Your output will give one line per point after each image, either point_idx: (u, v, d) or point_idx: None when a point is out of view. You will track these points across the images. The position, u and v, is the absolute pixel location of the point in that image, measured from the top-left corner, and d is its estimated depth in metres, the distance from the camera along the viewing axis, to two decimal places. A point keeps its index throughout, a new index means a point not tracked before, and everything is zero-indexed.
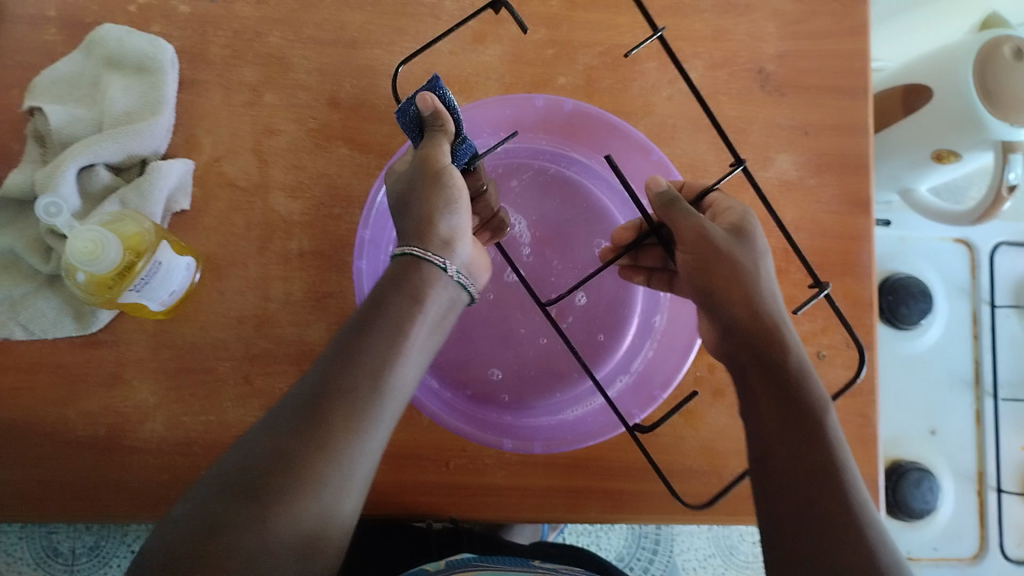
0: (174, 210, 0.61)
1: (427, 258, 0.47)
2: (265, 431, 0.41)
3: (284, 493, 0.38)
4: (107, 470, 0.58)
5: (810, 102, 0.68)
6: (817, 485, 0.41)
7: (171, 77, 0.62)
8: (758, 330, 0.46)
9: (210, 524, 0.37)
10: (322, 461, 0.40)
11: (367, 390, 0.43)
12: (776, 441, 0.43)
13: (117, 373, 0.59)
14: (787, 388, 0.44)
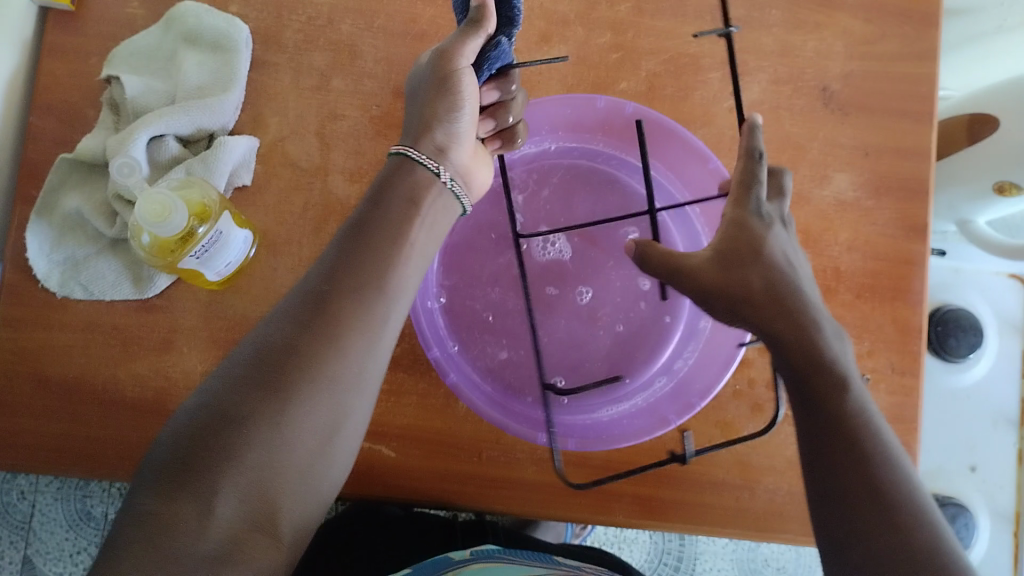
0: (236, 185, 0.62)
1: (421, 162, 0.49)
2: (274, 326, 0.43)
3: (291, 383, 0.41)
4: (152, 432, 0.60)
5: (873, 124, 0.67)
6: (870, 509, 0.43)
7: (244, 56, 0.64)
8: (819, 377, 0.47)
9: (224, 413, 0.40)
10: (330, 353, 0.42)
11: (370, 287, 0.44)
12: (849, 464, 0.44)
13: (169, 339, 0.61)
14: (820, 406, 0.46)
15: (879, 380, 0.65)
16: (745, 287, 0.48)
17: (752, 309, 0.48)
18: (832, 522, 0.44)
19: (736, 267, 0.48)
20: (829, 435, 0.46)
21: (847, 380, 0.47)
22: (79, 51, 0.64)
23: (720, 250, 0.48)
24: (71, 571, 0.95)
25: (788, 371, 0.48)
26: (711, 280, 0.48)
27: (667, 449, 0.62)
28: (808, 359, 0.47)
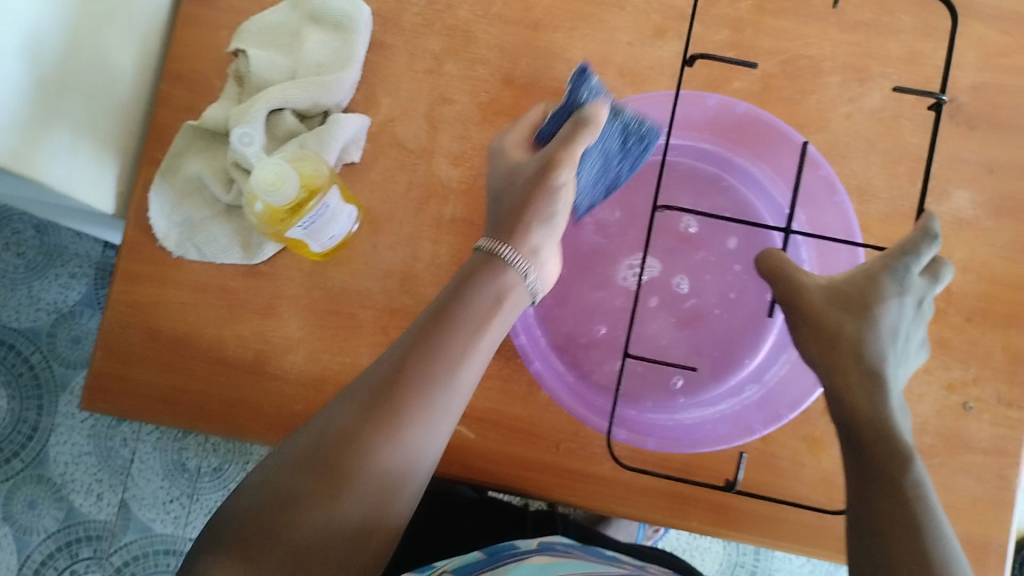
0: (345, 161, 0.64)
1: (513, 265, 0.50)
2: (343, 407, 0.44)
3: (347, 465, 0.42)
4: (249, 391, 0.63)
5: (1001, 140, 0.64)
6: (907, 568, 0.40)
7: (364, 36, 0.65)
8: (879, 440, 0.45)
9: (282, 494, 0.41)
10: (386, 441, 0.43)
11: (437, 376, 0.45)
12: (896, 522, 0.42)
13: (271, 304, 0.64)
14: (871, 459, 0.44)
15: (983, 409, 0.63)
16: (834, 330, 0.48)
17: (835, 350, 0.48)
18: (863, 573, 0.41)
19: (841, 309, 0.49)
20: (874, 492, 0.43)
21: (908, 452, 0.44)
22: (210, 24, 0.67)
23: (834, 290, 0.50)
24: (163, 519, 1.00)
25: (846, 426, 0.47)
26: (816, 312, 0.49)
27: (748, 459, 0.61)
28: (872, 423, 0.46)
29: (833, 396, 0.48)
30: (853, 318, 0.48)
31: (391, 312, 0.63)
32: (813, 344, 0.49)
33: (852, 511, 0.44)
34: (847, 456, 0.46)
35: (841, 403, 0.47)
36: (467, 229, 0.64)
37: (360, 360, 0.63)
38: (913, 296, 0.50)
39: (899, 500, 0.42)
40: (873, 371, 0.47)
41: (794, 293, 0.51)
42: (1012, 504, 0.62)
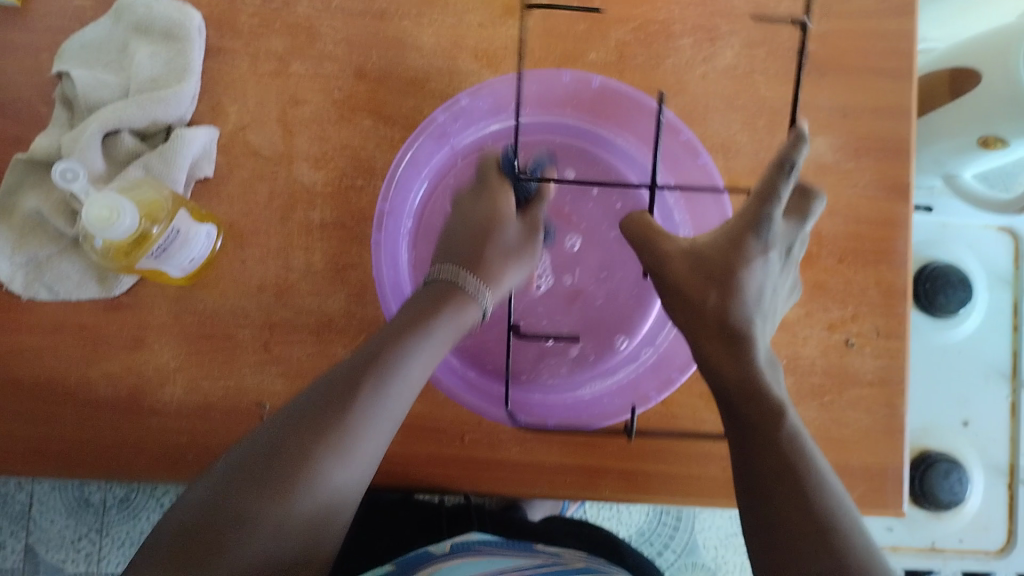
0: (197, 176, 0.61)
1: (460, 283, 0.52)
2: (282, 421, 0.44)
3: (297, 477, 0.41)
4: (130, 430, 0.60)
5: (851, 83, 0.65)
6: (800, 538, 0.41)
7: (198, 44, 0.62)
8: (752, 404, 0.44)
9: (222, 495, 0.40)
10: (331, 457, 0.42)
11: (369, 380, 0.46)
12: (784, 489, 0.42)
13: (140, 336, 0.60)
14: (751, 423, 0.44)
15: (863, 344, 0.65)
16: (698, 300, 0.45)
17: (700, 321, 0.45)
18: (760, 544, 0.42)
19: (702, 277, 0.45)
20: (760, 462, 0.43)
21: (780, 408, 0.44)
22: (30, 47, 0.62)
23: (699, 255, 0.46)
24: (74, 558, 0.95)
25: (724, 393, 0.45)
26: (683, 279, 0.46)
27: (651, 425, 0.62)
28: (742, 386, 0.44)
29: (704, 363, 0.46)
30: (714, 283, 0.45)
31: (271, 328, 0.61)
32: (684, 322, 0.46)
33: (742, 477, 0.44)
34: (727, 422, 0.46)
35: (716, 378, 0.45)
36: (338, 232, 0.62)
37: (244, 382, 0.60)
38: (778, 247, 0.45)
39: (779, 455, 0.43)
40: (741, 335, 0.45)
41: (659, 254, 0.49)
42: (901, 429, 0.64)
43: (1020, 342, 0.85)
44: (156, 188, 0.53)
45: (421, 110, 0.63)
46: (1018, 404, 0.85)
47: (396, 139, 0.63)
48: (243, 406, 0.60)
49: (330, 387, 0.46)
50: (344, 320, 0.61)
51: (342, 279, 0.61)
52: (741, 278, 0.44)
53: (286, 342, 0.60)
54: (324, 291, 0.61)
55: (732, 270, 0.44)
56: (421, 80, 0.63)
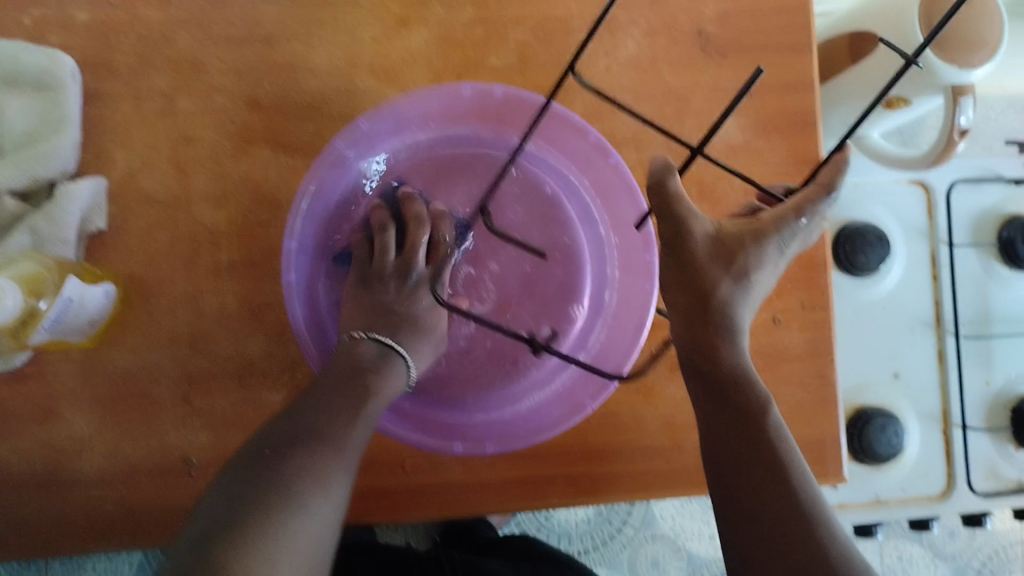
0: (90, 231, 0.58)
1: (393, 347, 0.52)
2: (233, 490, 0.42)
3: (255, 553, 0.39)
4: (52, 506, 0.57)
5: (753, 60, 0.65)
6: (791, 541, 0.39)
7: (74, 92, 0.58)
8: (741, 395, 0.41)
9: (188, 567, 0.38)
10: (287, 530, 0.40)
11: (317, 450, 0.44)
12: (773, 484, 0.40)
13: (51, 407, 0.57)
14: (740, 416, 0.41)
15: (790, 321, 0.65)
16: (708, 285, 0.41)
17: (687, 295, 0.42)
18: (743, 543, 0.40)
19: (718, 259, 0.42)
20: (748, 461, 0.41)
21: (762, 409, 0.41)
22: None
23: (717, 237, 0.43)
24: None
25: (703, 372, 0.42)
26: (697, 262, 0.42)
27: (591, 428, 0.62)
28: (733, 376, 0.42)
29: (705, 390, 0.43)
30: (724, 268, 0.41)
31: (191, 380, 0.58)
32: (672, 299, 0.43)
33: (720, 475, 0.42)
34: (708, 407, 0.42)
35: (700, 366, 0.43)
36: (249, 271, 0.59)
37: (167, 440, 0.58)
38: (787, 257, 0.44)
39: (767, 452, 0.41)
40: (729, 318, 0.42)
41: (675, 235, 0.42)
42: (834, 399, 0.65)
43: (941, 291, 0.87)
44: (36, 261, 0.50)
45: (322, 134, 0.60)
46: (943, 350, 0.87)
47: (299, 167, 0.60)
48: (171, 464, 0.58)
49: (268, 460, 0.43)
50: (267, 361, 0.59)
51: (259, 319, 0.59)
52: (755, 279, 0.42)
53: (208, 393, 0.58)
54: (242, 335, 0.59)
55: (738, 266, 0.42)
56: (317, 103, 0.60)
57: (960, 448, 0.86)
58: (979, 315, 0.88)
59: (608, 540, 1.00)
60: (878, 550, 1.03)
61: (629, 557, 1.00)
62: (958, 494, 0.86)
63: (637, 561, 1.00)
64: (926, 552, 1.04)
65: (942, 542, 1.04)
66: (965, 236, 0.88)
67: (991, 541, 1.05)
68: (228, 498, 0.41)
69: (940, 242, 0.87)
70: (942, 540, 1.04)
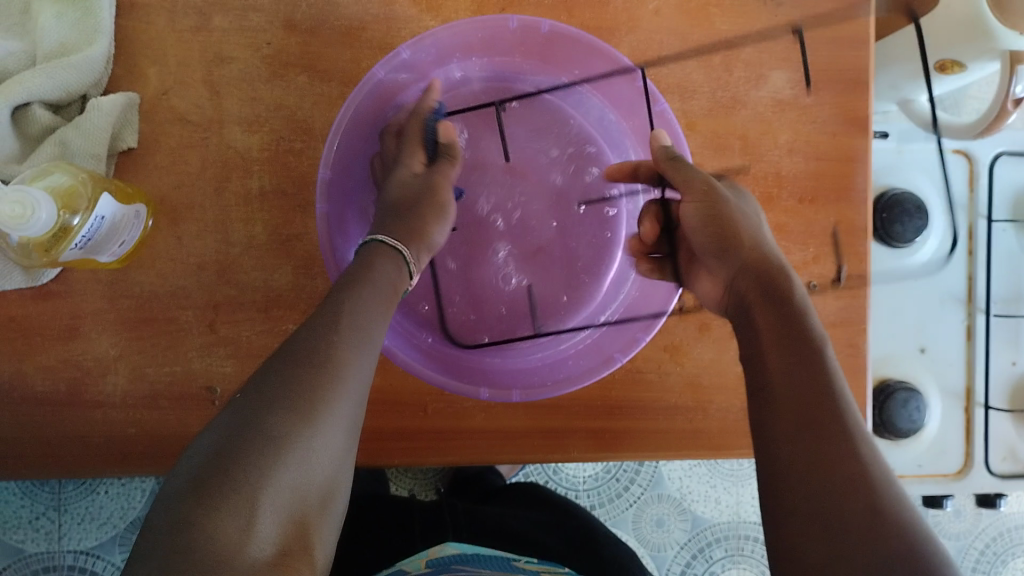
0: (120, 148, 0.56)
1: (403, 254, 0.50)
2: (279, 365, 0.41)
3: (298, 441, 0.38)
4: (71, 425, 0.56)
5: (807, 12, 0.63)
6: (856, 484, 0.38)
7: (107, 2, 0.56)
8: (789, 315, 0.45)
9: (248, 438, 0.37)
10: (330, 411, 0.40)
11: (362, 339, 0.44)
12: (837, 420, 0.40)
13: (74, 325, 0.56)
14: (791, 320, 0.45)
15: (826, 286, 0.64)
16: (733, 218, 0.50)
17: (736, 244, 0.49)
18: (799, 439, 0.41)
19: (721, 204, 0.50)
20: (801, 377, 0.42)
21: (818, 335, 0.44)
22: None
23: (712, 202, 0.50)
24: (34, 537, 0.90)
25: (763, 285, 0.47)
26: (718, 210, 0.50)
27: (617, 382, 0.61)
28: (797, 304, 0.45)
29: (760, 296, 0.47)
30: (729, 217, 0.50)
31: (215, 308, 0.57)
32: (693, 237, 0.51)
33: (750, 364, 0.46)
34: (768, 321, 0.45)
35: (745, 279, 0.48)
36: (279, 200, 0.58)
37: (190, 367, 0.57)
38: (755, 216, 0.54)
39: (819, 370, 0.42)
40: (762, 259, 0.48)
41: (699, 189, 0.50)
42: (863, 368, 0.64)
43: (975, 266, 0.85)
44: (70, 175, 0.49)
45: (359, 62, 0.59)
46: (973, 327, 0.86)
47: (334, 96, 0.58)
48: (191, 392, 0.57)
49: (308, 339, 0.42)
50: (293, 294, 0.58)
51: (286, 251, 0.58)
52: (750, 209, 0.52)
53: (233, 323, 0.57)
54: (270, 266, 0.58)
55: (729, 195, 0.52)
56: (355, 29, 0.58)
57: (980, 427, 0.85)
58: (1009, 294, 0.87)
59: (615, 497, 1.00)
60: None
61: (633, 516, 1.00)
62: (974, 475, 0.85)
63: (642, 520, 1.00)
64: (931, 530, 1.03)
65: (948, 521, 1.04)
66: (1005, 212, 0.86)
67: (997, 523, 1.04)
68: (284, 373, 0.40)
69: (978, 216, 0.85)
70: (947, 519, 1.04)
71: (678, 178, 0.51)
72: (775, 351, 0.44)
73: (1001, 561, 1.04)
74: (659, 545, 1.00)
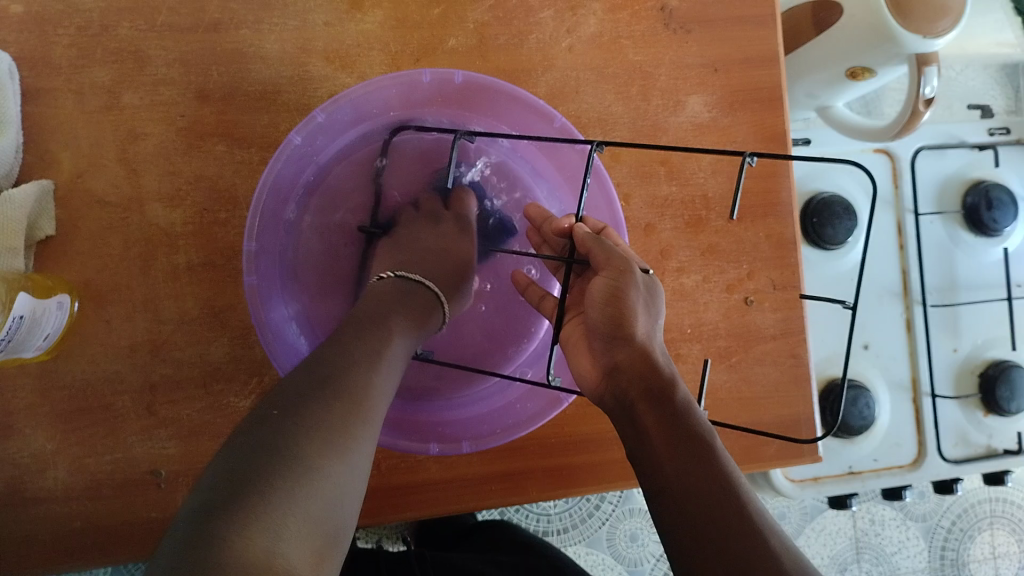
0: (38, 238, 0.55)
1: (424, 285, 0.53)
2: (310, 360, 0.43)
3: (336, 415, 0.39)
4: (13, 524, 0.55)
5: (718, 36, 0.64)
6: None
7: (11, 90, 0.55)
8: (661, 400, 0.45)
9: (270, 424, 0.37)
10: (359, 395, 0.41)
11: (374, 337, 0.46)
12: (732, 514, 0.40)
13: (7, 423, 0.55)
14: (672, 414, 0.44)
15: (762, 300, 0.65)
16: (630, 324, 0.48)
17: (627, 334, 0.47)
18: (688, 540, 0.41)
19: (617, 306, 0.48)
20: (695, 476, 0.42)
21: (706, 432, 0.43)
22: None
23: (611, 298, 0.48)
24: None
25: (649, 384, 0.45)
26: (616, 310, 0.48)
27: (569, 417, 0.61)
28: (683, 403, 0.45)
29: (626, 405, 0.47)
30: (617, 311, 0.48)
31: (152, 389, 0.56)
32: (593, 308, 0.49)
33: (642, 465, 0.44)
34: (656, 420, 0.44)
35: (617, 367, 0.47)
36: (209, 273, 0.57)
37: (132, 452, 0.56)
38: (659, 311, 0.50)
39: (707, 468, 0.42)
40: (647, 362, 0.46)
41: (615, 268, 0.49)
42: (807, 376, 0.65)
43: (907, 260, 0.88)
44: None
45: (277, 125, 0.58)
46: (911, 319, 0.88)
47: (255, 162, 0.58)
48: (137, 477, 0.56)
49: (342, 335, 0.45)
50: (233, 365, 0.57)
51: (221, 323, 0.57)
52: (641, 302, 0.48)
53: (172, 403, 0.56)
54: (205, 340, 0.57)
55: (642, 288, 0.49)
56: (271, 94, 0.58)
57: (929, 417, 0.87)
58: (943, 282, 0.89)
59: (586, 517, 1.00)
60: (850, 514, 1.04)
61: (606, 533, 1.00)
62: (929, 464, 0.86)
63: (616, 537, 1.00)
64: (898, 514, 1.05)
65: (913, 503, 1.06)
66: (930, 205, 0.88)
67: (961, 501, 1.07)
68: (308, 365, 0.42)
69: (906, 211, 0.88)
70: (912, 502, 1.06)
71: (600, 257, 0.50)
72: (661, 442, 0.43)
73: (969, 536, 1.07)
74: (635, 560, 1.00)
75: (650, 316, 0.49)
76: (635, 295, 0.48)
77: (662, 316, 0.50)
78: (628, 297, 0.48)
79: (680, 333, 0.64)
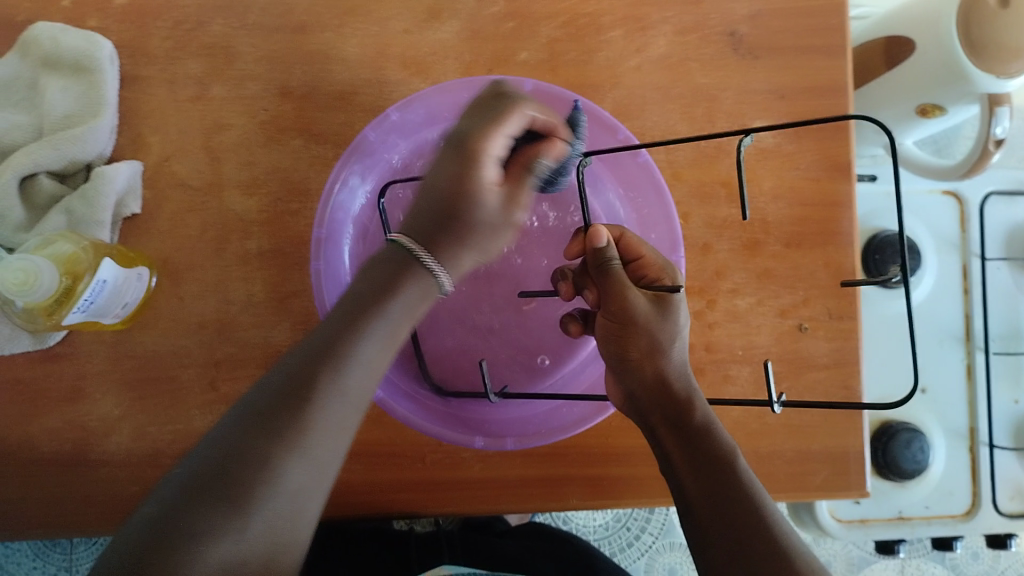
0: (124, 215, 0.59)
1: (418, 257, 0.45)
2: (282, 377, 0.41)
3: (306, 409, 0.40)
4: (74, 485, 0.57)
5: (786, 64, 0.65)
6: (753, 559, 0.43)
7: (111, 75, 0.59)
8: (675, 423, 0.48)
9: (262, 411, 0.40)
10: (326, 395, 0.41)
11: (360, 332, 0.43)
12: (752, 530, 0.44)
13: (78, 387, 0.58)
14: (690, 437, 0.47)
15: (816, 327, 0.65)
16: (635, 354, 0.49)
17: (636, 367, 0.49)
18: (709, 548, 0.45)
19: (618, 337, 0.49)
20: (718, 494, 0.45)
21: (728, 453, 0.47)
22: None
23: (616, 333, 0.49)
24: None
25: (666, 410, 0.48)
26: (626, 344, 0.49)
27: (612, 428, 0.61)
28: (702, 425, 0.48)
29: (651, 430, 0.50)
30: (623, 342, 0.49)
31: (216, 366, 0.59)
32: (607, 343, 0.51)
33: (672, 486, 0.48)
34: (678, 446, 0.48)
35: (635, 391, 0.50)
36: (277, 259, 0.60)
37: (192, 425, 0.58)
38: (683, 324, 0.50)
39: (728, 484, 0.45)
40: (662, 386, 0.48)
41: (615, 304, 0.49)
42: (858, 409, 0.64)
43: (970, 305, 0.86)
44: (72, 242, 0.51)
45: (352, 124, 0.61)
46: (972, 365, 0.86)
47: (329, 157, 0.61)
48: (193, 448, 0.58)
49: (329, 325, 0.43)
50: (292, 349, 0.59)
51: (285, 308, 0.59)
52: (652, 328, 0.48)
53: (233, 380, 0.59)
54: (269, 323, 0.59)
55: (653, 306, 0.49)
56: (349, 94, 0.61)
57: (985, 467, 0.85)
58: (1008, 330, 0.87)
59: (626, 546, 0.99)
60: (900, 567, 1.01)
61: (645, 565, 0.99)
62: (982, 515, 0.83)
63: (654, 570, 0.99)
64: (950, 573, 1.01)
65: (966, 563, 1.02)
66: (997, 251, 0.87)
67: (1016, 564, 1.03)
68: (288, 373, 0.41)
69: (972, 254, 0.86)
70: (965, 561, 1.02)
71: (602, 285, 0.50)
72: (680, 460, 0.47)
73: None
74: None
75: (665, 338, 0.48)
76: (641, 324, 0.48)
77: (684, 324, 0.50)
78: (637, 321, 0.48)
79: (731, 354, 0.64)
